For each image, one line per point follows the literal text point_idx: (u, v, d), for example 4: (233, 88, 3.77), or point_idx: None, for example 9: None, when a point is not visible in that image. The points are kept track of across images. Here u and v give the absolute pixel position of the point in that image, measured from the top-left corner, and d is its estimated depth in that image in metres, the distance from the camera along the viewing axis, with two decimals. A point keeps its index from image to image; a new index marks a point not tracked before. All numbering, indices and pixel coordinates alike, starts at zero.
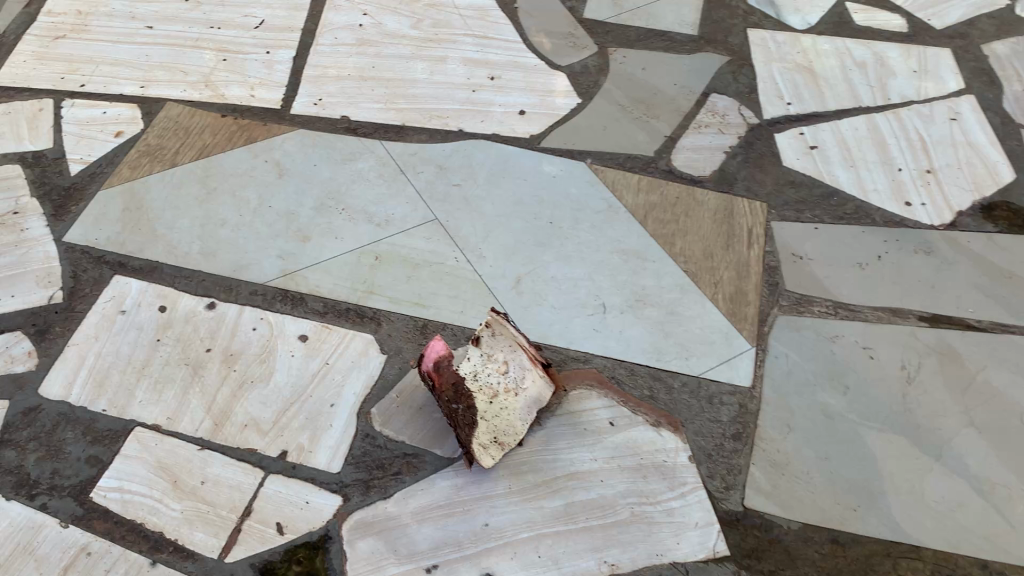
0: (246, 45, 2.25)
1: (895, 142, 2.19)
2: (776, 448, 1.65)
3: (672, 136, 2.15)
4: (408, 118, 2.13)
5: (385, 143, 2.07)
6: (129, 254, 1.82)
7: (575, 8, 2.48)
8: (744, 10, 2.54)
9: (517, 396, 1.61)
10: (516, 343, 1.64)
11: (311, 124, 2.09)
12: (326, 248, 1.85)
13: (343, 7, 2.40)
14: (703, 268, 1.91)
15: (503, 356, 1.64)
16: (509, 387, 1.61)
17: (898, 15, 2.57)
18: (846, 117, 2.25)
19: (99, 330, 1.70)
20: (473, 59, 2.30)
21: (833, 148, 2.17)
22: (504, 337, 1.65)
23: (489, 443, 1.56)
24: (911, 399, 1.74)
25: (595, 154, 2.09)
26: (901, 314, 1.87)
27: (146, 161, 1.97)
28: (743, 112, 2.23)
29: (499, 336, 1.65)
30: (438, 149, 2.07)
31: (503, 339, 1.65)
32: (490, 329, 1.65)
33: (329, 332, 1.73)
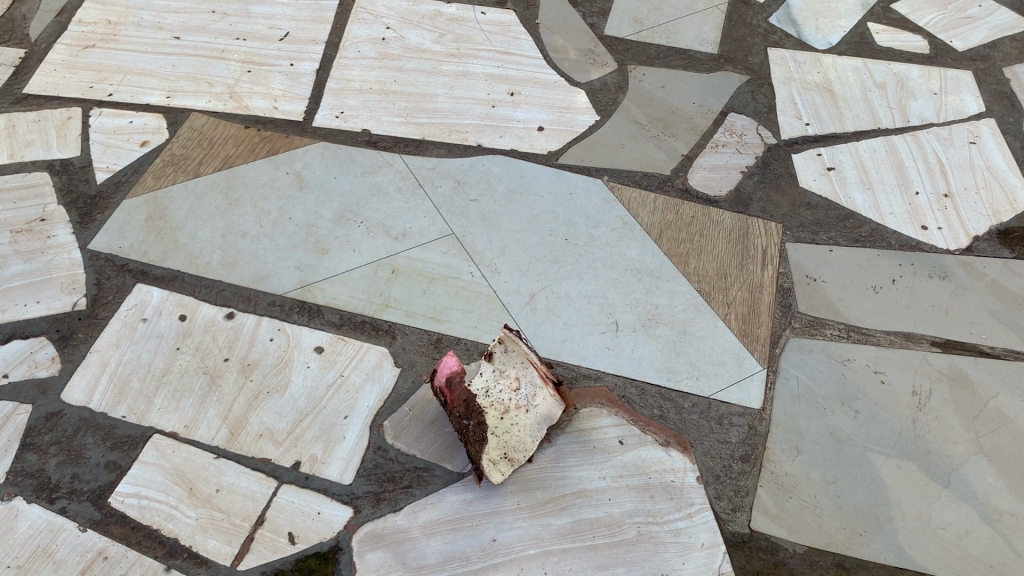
0: (271, 57, 2.29)
1: (913, 165, 2.19)
2: (784, 470, 1.66)
3: (689, 154, 2.16)
4: (428, 132, 2.16)
5: (405, 157, 2.09)
6: (152, 263, 1.85)
7: (596, 24, 2.50)
8: (765, 29, 2.55)
9: (527, 413, 1.62)
10: (527, 359, 1.66)
11: (332, 137, 2.12)
12: (344, 261, 1.88)
13: (366, 21, 2.43)
14: (717, 287, 1.92)
15: (515, 373, 1.66)
16: (520, 403, 1.63)
17: (920, 36, 2.57)
18: (864, 138, 2.25)
19: (120, 337, 1.74)
20: (493, 74, 2.32)
21: (851, 170, 2.18)
22: (516, 354, 1.67)
23: (498, 458, 1.58)
24: (921, 425, 1.74)
25: (612, 171, 2.11)
26: (913, 339, 1.88)
27: (171, 170, 2.01)
28: (761, 132, 2.24)
29: (510, 352, 1.68)
30: (456, 163, 2.09)
31: (515, 355, 1.67)
32: (502, 346, 1.68)
33: (344, 344, 1.76)
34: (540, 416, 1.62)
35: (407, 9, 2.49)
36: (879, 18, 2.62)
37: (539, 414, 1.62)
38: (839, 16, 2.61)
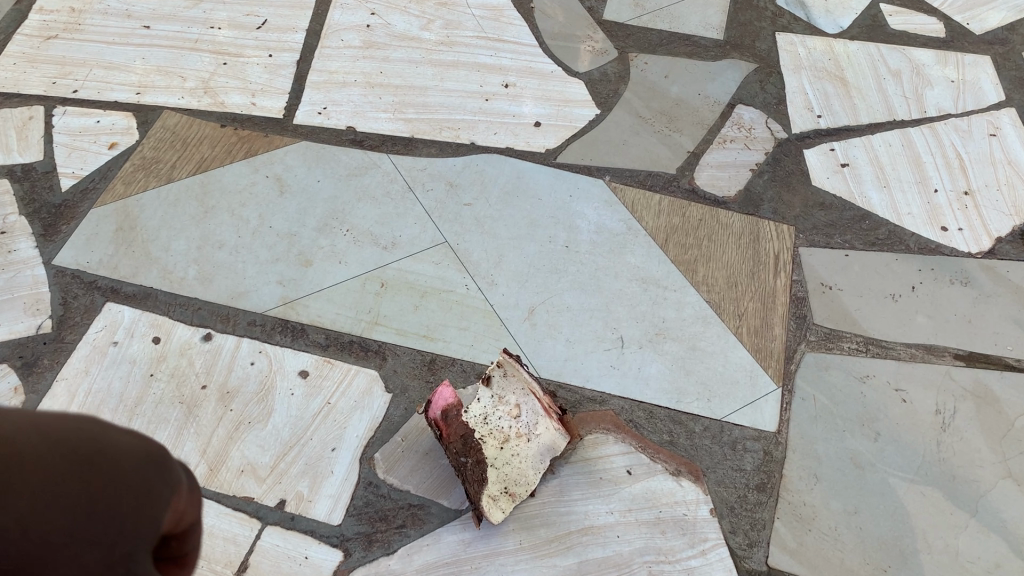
0: (248, 48, 2.14)
1: (931, 160, 2.07)
2: (803, 500, 1.56)
3: (695, 151, 2.03)
4: (418, 129, 2.02)
5: (393, 156, 1.96)
6: (123, 279, 1.72)
7: (595, 9, 2.35)
8: (773, 11, 2.41)
9: (529, 442, 1.52)
10: (529, 386, 1.56)
11: (315, 135, 1.98)
12: (329, 274, 1.76)
13: (349, 7, 2.28)
14: (727, 298, 1.80)
15: (515, 400, 1.56)
16: (520, 432, 1.52)
17: (935, 18, 2.43)
18: (879, 131, 2.13)
19: (89, 362, 1.61)
20: (486, 64, 2.18)
21: (866, 167, 2.05)
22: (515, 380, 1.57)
23: (499, 493, 1.47)
24: (946, 447, 1.64)
25: (614, 171, 1.98)
26: (935, 352, 1.77)
27: (142, 175, 1.87)
28: (770, 125, 2.11)
29: (510, 378, 1.57)
30: (448, 163, 1.96)
31: (515, 382, 1.57)
32: (501, 371, 1.57)
33: (331, 367, 1.64)
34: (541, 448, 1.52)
35: None
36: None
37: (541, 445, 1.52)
38: None
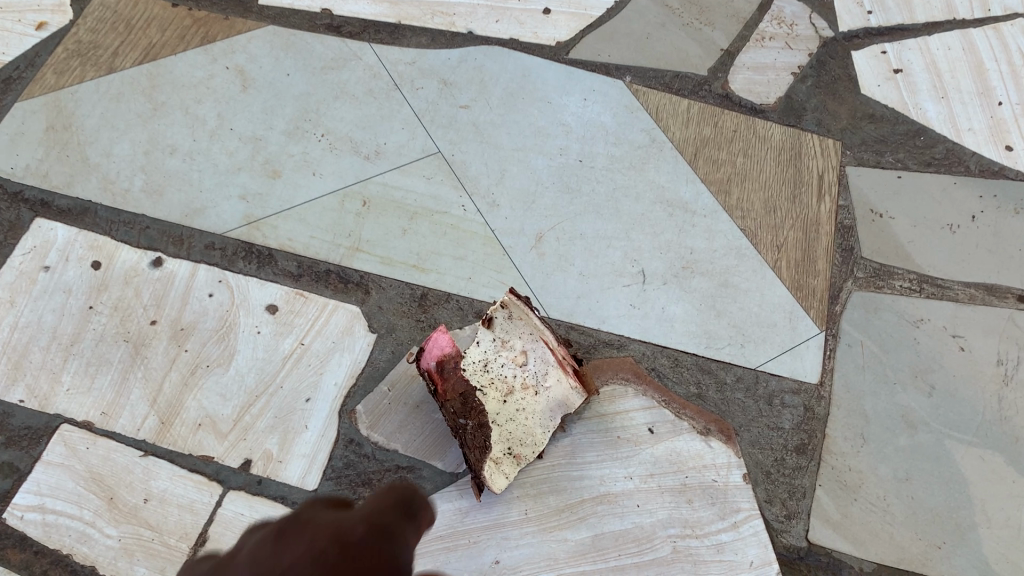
0: None
1: (995, 68, 1.74)
2: (848, 465, 1.38)
3: (731, 50, 1.72)
4: (406, 14, 1.67)
5: (376, 47, 1.63)
6: (55, 190, 1.45)
7: None
8: None
9: (538, 396, 1.29)
10: (537, 330, 1.30)
11: (282, 19, 1.64)
12: (301, 190, 1.49)
13: None
14: (765, 226, 1.56)
15: (521, 345, 1.30)
16: (528, 383, 1.29)
17: None
18: (937, 30, 1.77)
19: (15, 292, 1.36)
20: None
21: (921, 73, 1.73)
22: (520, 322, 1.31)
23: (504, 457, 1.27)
24: (1008, 405, 1.44)
25: (636, 70, 1.68)
26: (997, 293, 1.54)
27: (76, 63, 1.55)
28: (815, 22, 1.77)
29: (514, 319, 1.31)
30: (441, 57, 1.64)
31: (520, 323, 1.31)
32: (504, 311, 1.30)
33: (304, 303, 1.39)
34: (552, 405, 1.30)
35: None
36: None
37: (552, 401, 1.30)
38: None
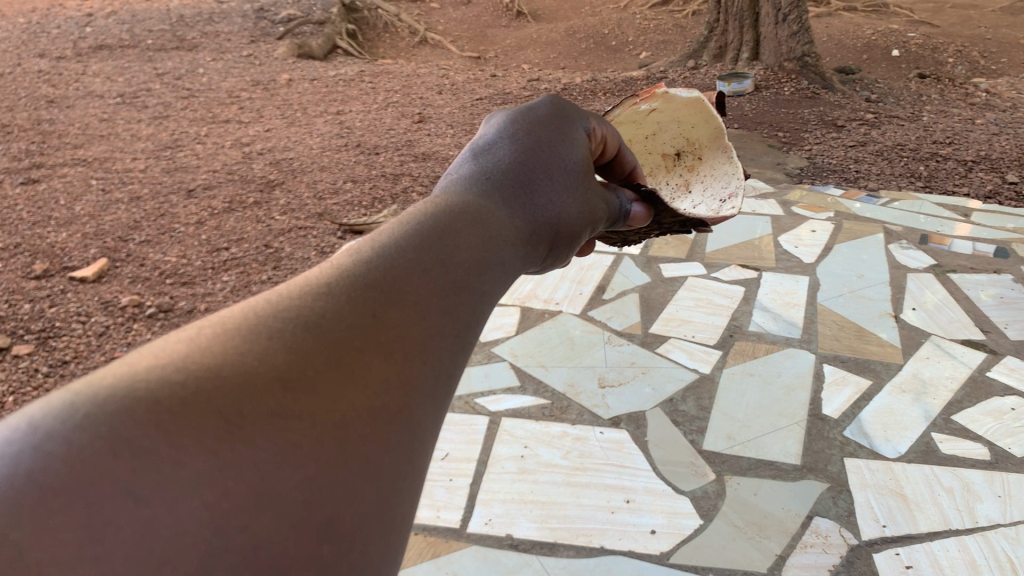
0: (435, 475, 2.89)
1: (984, 561, 2.47)
2: None
3: (782, 554, 2.51)
4: (559, 535, 2.62)
5: (541, 556, 2.54)
6: None
7: (696, 440, 3.01)
8: (841, 440, 2.97)
9: (709, 111, 2.71)
10: (696, 145, 2.79)
11: (483, 540, 2.61)
12: None
13: (508, 440, 3.04)
14: None
15: (656, 107, 2.70)
16: (693, 139, 2.79)
17: (980, 443, 2.94)
18: (937, 537, 2.56)
19: None
20: (611, 483, 2.82)
21: (926, 567, 2.45)
22: (695, 113, 2.73)
23: (688, 160, 2.81)
24: None
25: (716, 569, 2.46)
26: None
27: None
28: (843, 533, 2.59)
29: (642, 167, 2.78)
30: (583, 562, 2.51)
31: (685, 121, 2.76)
32: (637, 98, 2.63)
33: None
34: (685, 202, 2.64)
35: (540, 429, 3.10)
36: (941, 427, 3.03)
37: (717, 204, 2.55)
38: (905, 427, 3.03)
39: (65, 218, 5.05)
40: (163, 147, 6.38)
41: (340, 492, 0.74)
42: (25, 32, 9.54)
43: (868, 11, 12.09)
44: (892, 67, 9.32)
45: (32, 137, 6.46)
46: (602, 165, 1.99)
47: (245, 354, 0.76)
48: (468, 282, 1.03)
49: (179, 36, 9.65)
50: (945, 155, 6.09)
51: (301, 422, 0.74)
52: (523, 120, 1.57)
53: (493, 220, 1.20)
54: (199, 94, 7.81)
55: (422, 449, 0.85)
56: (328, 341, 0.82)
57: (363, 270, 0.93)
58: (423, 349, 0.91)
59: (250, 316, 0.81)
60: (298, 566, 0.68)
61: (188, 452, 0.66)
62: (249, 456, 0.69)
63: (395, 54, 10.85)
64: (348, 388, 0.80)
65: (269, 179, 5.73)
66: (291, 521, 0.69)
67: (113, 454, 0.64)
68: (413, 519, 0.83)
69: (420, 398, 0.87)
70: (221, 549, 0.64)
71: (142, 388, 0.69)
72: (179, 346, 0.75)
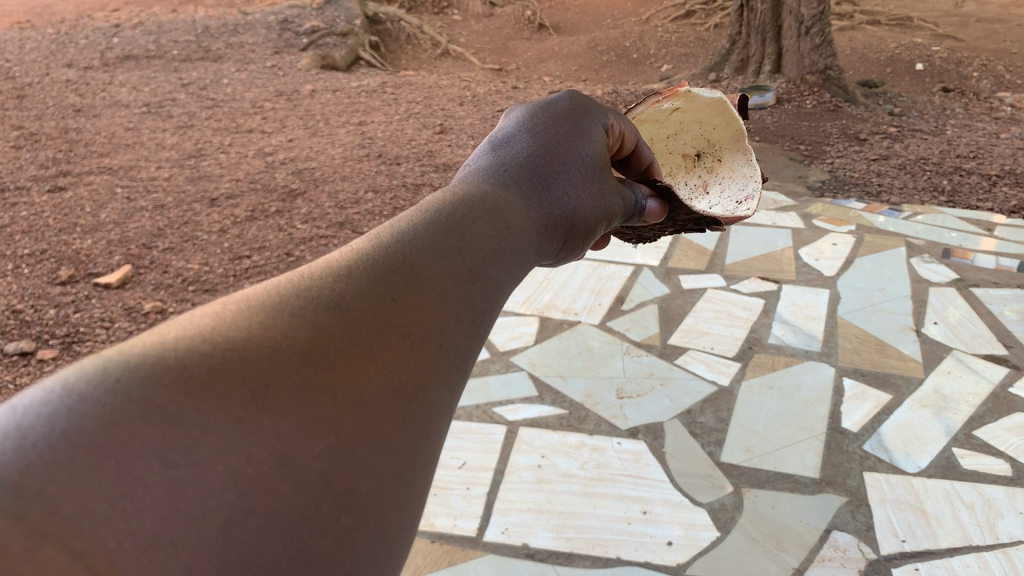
0: (452, 483, 2.90)
1: None
2: None
3: (800, 567, 2.50)
4: (575, 546, 2.61)
5: (557, 566, 2.54)
6: None
7: (714, 452, 3.00)
8: (860, 454, 2.95)
9: (731, 109, 2.60)
10: (716, 147, 2.73)
11: (499, 549, 2.61)
12: None
13: (526, 450, 3.05)
14: None
15: (679, 106, 2.62)
16: (713, 141, 2.74)
17: (1002, 459, 2.91)
18: (958, 553, 2.54)
19: None
20: (629, 494, 2.82)
21: None
22: (717, 115, 2.65)
23: (707, 161, 2.75)
24: None
25: None
26: None
27: None
28: (862, 547, 2.57)
29: (663, 169, 2.73)
30: None
31: (706, 121, 2.69)
32: (659, 97, 2.54)
33: None
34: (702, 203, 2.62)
35: (557, 439, 3.10)
36: (962, 443, 3.00)
37: (732, 206, 2.51)
38: (926, 442, 3.01)
39: (90, 226, 5.11)
40: (187, 157, 6.44)
41: (355, 465, 0.81)
42: (53, 42, 9.67)
43: (892, 25, 12.02)
44: (916, 81, 9.26)
45: (59, 145, 6.54)
46: (618, 160, 1.97)
47: (269, 331, 0.84)
48: (484, 270, 1.10)
49: (204, 47, 9.76)
50: (970, 169, 6.04)
51: (322, 396, 0.82)
52: (542, 113, 1.59)
53: (511, 213, 1.26)
54: (224, 105, 7.88)
55: (434, 428, 0.93)
56: (347, 322, 0.90)
57: (381, 256, 1.01)
58: (439, 334, 0.99)
59: (276, 297, 0.89)
60: (316, 533, 0.76)
61: (216, 419, 0.73)
62: (272, 426, 0.76)
63: (418, 66, 10.91)
64: (365, 367, 0.88)
65: (292, 188, 5.77)
66: (309, 488, 0.76)
67: (145, 418, 0.70)
68: (425, 494, 0.91)
69: (435, 380, 0.95)
70: (245, 511, 0.71)
71: (172, 356, 0.76)
72: (206, 320, 0.83)
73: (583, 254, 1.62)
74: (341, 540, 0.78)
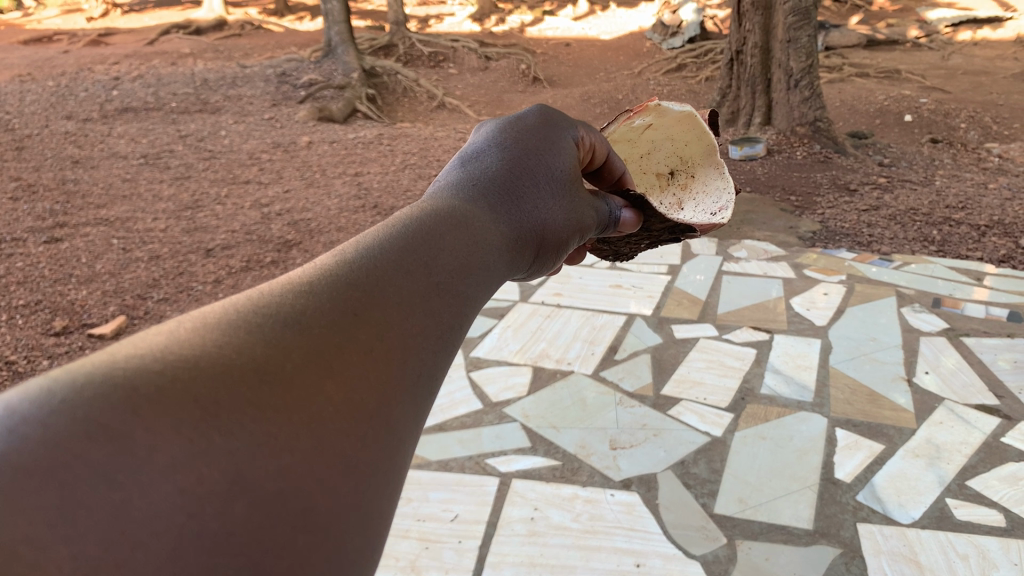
0: (444, 536, 2.89)
1: None
2: None
3: None
4: None
5: None
6: None
7: (707, 503, 2.99)
8: (853, 505, 2.95)
9: (701, 124, 2.67)
10: (689, 164, 2.76)
11: None
12: None
13: (518, 502, 3.04)
14: None
15: (651, 124, 2.67)
16: (685, 159, 2.78)
17: (995, 509, 2.90)
18: None
19: None
20: (622, 546, 2.80)
21: None
22: (689, 130, 2.70)
23: (681, 179, 2.76)
24: None
25: None
26: None
27: None
28: None
29: (638, 187, 2.70)
30: None
31: (678, 138, 2.73)
32: (632, 112, 2.59)
33: None
34: (679, 214, 2.62)
35: (550, 491, 3.09)
36: (956, 493, 2.99)
37: (706, 215, 2.51)
38: (919, 492, 3.01)
39: (86, 276, 5.13)
40: (183, 208, 6.49)
41: (313, 483, 0.78)
42: (53, 95, 9.79)
43: (881, 78, 12.23)
44: (905, 132, 9.39)
45: (57, 196, 6.59)
46: (590, 173, 2.02)
47: (223, 348, 0.80)
48: (452, 285, 1.10)
49: (203, 100, 9.89)
50: (959, 219, 6.11)
51: (279, 413, 0.79)
52: (511, 128, 1.63)
53: (481, 229, 1.27)
54: (221, 156, 7.96)
55: (399, 446, 0.90)
56: (308, 337, 0.87)
57: (346, 271, 1.00)
58: (404, 349, 0.97)
59: (231, 312, 0.87)
60: (271, 555, 0.73)
61: (165, 437, 0.70)
62: (225, 444, 0.73)
63: (413, 118, 11.05)
64: (325, 383, 0.85)
65: (287, 239, 5.81)
66: (264, 508, 0.73)
67: (89, 438, 0.68)
68: (390, 514, 0.88)
69: (397, 397, 0.93)
70: (194, 533, 0.68)
71: (120, 374, 0.73)
72: (158, 338, 0.80)
73: (558, 265, 1.66)
74: (300, 562, 0.75)
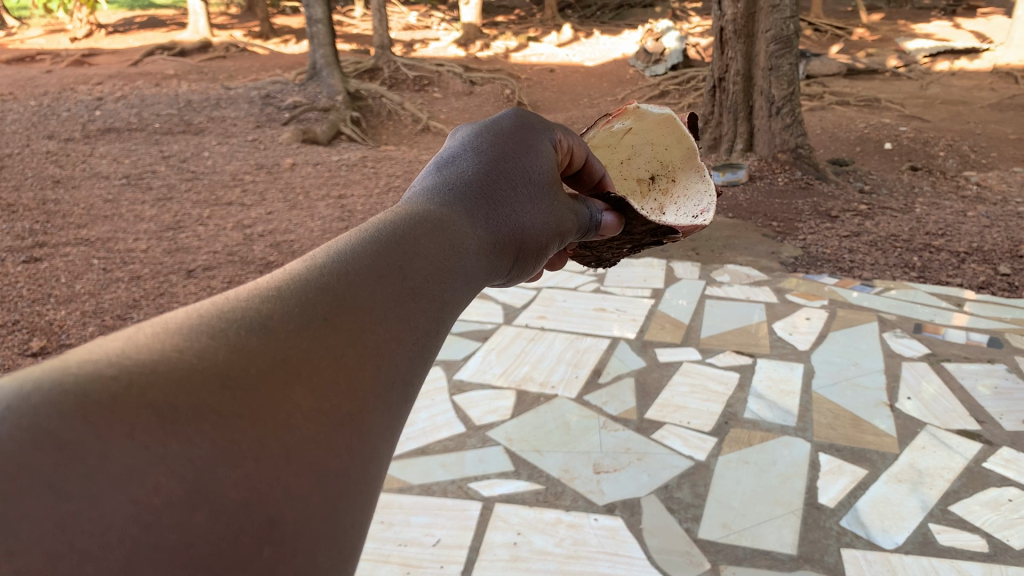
0: (425, 560, 2.86)
1: None
2: None
3: None
4: None
5: None
6: None
7: (691, 528, 2.98)
8: (837, 530, 2.94)
9: (681, 126, 2.66)
10: (669, 169, 2.77)
11: None
12: None
13: (501, 527, 3.01)
14: None
15: (630, 128, 2.68)
16: (666, 162, 2.78)
17: (978, 535, 2.90)
18: None
19: None
20: (605, 572, 2.78)
21: None
22: (669, 133, 2.70)
23: (662, 183, 2.78)
24: None
25: None
26: None
27: None
28: None
29: (618, 191, 2.73)
30: None
31: (658, 141, 2.74)
32: (610, 117, 2.60)
33: None
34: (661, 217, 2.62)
35: (533, 516, 3.06)
36: (938, 518, 3.00)
37: (689, 217, 2.51)
38: (902, 517, 3.00)
39: (65, 297, 5.08)
40: (165, 229, 6.45)
41: (277, 495, 0.76)
42: (35, 115, 9.73)
43: (861, 106, 12.37)
44: (885, 159, 9.50)
45: (37, 216, 6.54)
46: (569, 177, 2.02)
47: (185, 353, 0.78)
48: (428, 289, 1.09)
49: (186, 121, 9.87)
50: (939, 246, 6.17)
51: (242, 421, 0.77)
52: (487, 133, 1.63)
53: (458, 234, 1.26)
54: (203, 178, 7.93)
55: (372, 455, 0.89)
56: (274, 344, 0.86)
57: (317, 277, 0.98)
58: (376, 355, 0.96)
59: (193, 319, 0.85)
60: (234, 567, 0.71)
61: (117, 445, 0.67)
62: (183, 453, 0.71)
63: (398, 142, 11.08)
64: (293, 390, 0.83)
65: (270, 261, 5.78)
66: (226, 518, 0.71)
67: (35, 446, 0.65)
68: (362, 525, 0.86)
69: (368, 404, 0.92)
70: (149, 545, 0.65)
71: (71, 379, 0.70)
72: (115, 344, 0.78)
73: (538, 271, 1.66)
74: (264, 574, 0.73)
